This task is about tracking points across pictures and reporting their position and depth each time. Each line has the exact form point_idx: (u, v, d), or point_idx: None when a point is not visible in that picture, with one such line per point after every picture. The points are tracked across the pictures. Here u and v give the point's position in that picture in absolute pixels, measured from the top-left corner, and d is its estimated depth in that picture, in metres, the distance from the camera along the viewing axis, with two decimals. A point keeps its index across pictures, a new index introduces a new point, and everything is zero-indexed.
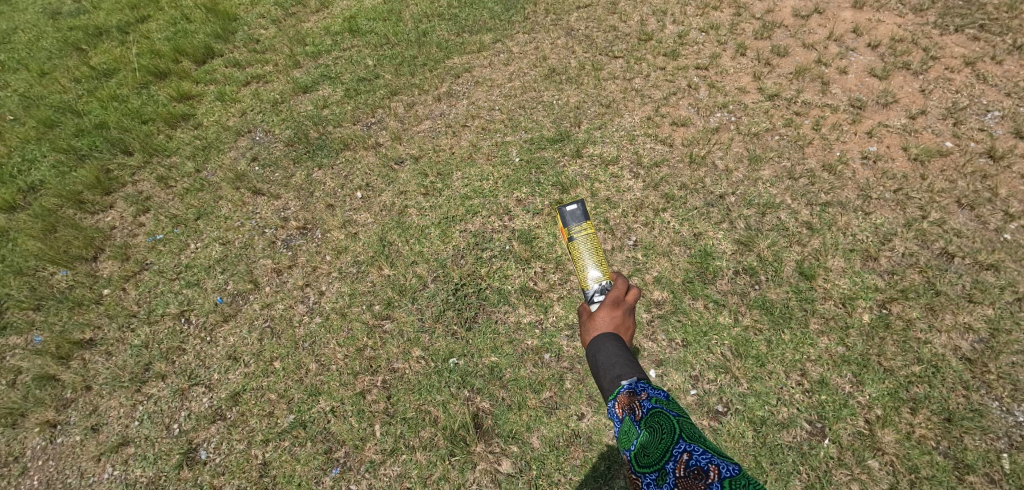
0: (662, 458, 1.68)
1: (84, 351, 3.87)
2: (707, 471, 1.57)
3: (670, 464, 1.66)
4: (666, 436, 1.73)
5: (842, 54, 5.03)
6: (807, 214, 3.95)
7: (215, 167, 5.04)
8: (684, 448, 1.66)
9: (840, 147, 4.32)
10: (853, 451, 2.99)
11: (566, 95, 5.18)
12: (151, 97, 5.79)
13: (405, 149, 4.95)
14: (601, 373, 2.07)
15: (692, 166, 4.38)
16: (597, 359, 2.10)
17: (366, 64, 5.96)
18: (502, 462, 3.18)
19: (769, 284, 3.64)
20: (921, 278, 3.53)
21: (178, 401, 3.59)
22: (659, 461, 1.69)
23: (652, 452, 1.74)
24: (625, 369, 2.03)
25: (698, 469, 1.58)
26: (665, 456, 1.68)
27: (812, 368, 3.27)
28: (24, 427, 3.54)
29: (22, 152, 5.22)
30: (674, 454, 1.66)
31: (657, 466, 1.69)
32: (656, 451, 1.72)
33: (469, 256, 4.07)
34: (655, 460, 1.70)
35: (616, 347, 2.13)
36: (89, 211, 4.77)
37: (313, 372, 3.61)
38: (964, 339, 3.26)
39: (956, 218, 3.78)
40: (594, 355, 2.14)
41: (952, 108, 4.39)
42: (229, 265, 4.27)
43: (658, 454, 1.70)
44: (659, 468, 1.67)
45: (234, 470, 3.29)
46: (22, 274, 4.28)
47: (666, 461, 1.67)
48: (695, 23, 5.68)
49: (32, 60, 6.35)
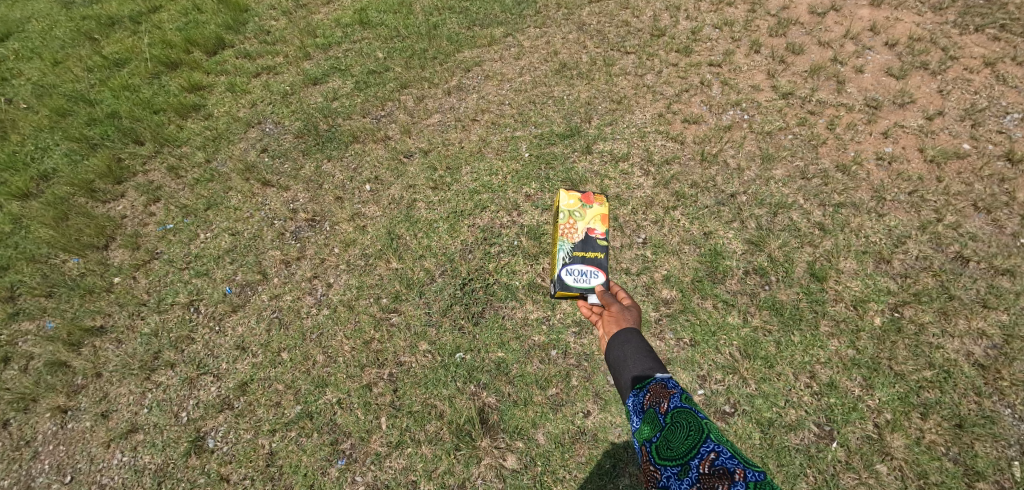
0: (687, 454, 1.71)
1: (95, 338, 3.91)
2: (733, 472, 1.58)
3: (694, 461, 1.68)
4: (693, 434, 1.75)
5: (858, 52, 4.95)
6: (819, 215, 3.90)
7: (225, 157, 5.06)
8: (712, 447, 1.68)
9: (855, 147, 4.26)
10: (861, 454, 2.97)
11: (577, 91, 5.15)
12: (163, 87, 5.81)
13: (414, 143, 4.94)
14: (629, 362, 2.16)
15: (703, 164, 4.34)
16: (625, 350, 2.21)
17: (376, 56, 5.95)
18: (507, 457, 3.18)
19: (779, 284, 3.61)
20: (934, 282, 3.49)
21: (187, 390, 3.62)
22: (683, 457, 1.71)
23: (676, 447, 1.77)
24: (652, 361, 2.14)
25: (724, 469, 1.59)
26: (691, 453, 1.70)
27: (822, 370, 3.24)
28: (35, 412, 3.58)
29: (35, 140, 5.25)
30: (702, 451, 1.68)
31: (680, 461, 1.72)
32: (681, 447, 1.74)
33: (477, 251, 4.06)
34: (678, 455, 1.73)
35: (642, 343, 2.24)
36: (101, 199, 4.80)
37: (320, 364, 3.62)
38: (977, 345, 3.22)
39: (971, 222, 3.72)
40: (622, 344, 2.25)
41: (971, 109, 4.32)
42: (239, 256, 4.29)
43: (683, 450, 1.73)
44: (682, 463, 1.70)
45: (241, 458, 3.31)
46: (35, 261, 4.32)
47: (691, 457, 1.69)
48: (709, 19, 5.61)
49: (45, 49, 6.38)
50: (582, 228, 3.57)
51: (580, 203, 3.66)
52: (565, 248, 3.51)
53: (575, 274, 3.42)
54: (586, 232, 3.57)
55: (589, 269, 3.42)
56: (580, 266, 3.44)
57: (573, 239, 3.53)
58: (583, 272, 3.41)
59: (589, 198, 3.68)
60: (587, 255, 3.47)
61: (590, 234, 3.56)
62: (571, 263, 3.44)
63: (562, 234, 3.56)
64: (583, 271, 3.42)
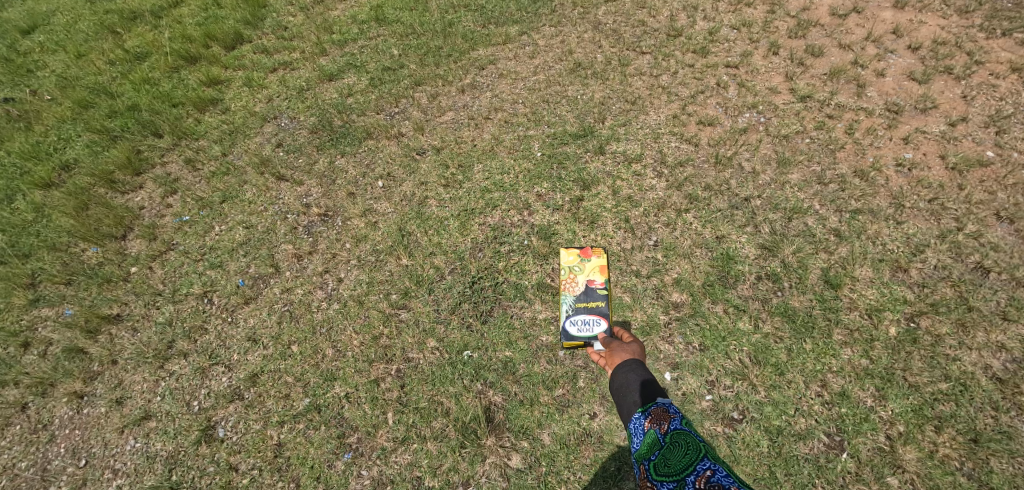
0: (683, 470, 1.74)
1: (111, 325, 3.99)
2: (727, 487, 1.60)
3: (690, 476, 1.71)
4: (690, 452, 1.80)
5: (880, 55, 4.85)
6: (835, 221, 3.84)
7: (241, 151, 5.13)
8: (708, 465, 1.71)
9: (874, 153, 4.18)
10: (872, 466, 2.92)
11: (591, 91, 5.12)
12: (182, 81, 5.90)
13: (427, 140, 4.96)
14: (635, 391, 2.28)
15: (717, 167, 4.29)
16: (632, 380, 2.33)
17: (392, 53, 5.98)
18: (512, 456, 3.18)
19: (792, 291, 3.56)
20: (953, 292, 3.41)
21: (199, 379, 3.68)
22: (679, 473, 1.75)
23: (673, 464, 1.81)
24: (658, 393, 2.24)
25: (718, 484, 1.61)
26: (686, 469, 1.74)
27: (834, 379, 3.19)
28: (53, 396, 3.67)
29: (58, 131, 5.37)
30: (697, 468, 1.71)
31: (676, 477, 1.75)
32: (678, 464, 1.79)
33: (487, 250, 4.07)
34: (675, 471, 1.77)
35: (649, 377, 2.35)
36: (120, 190, 4.89)
37: (330, 358, 3.66)
38: (996, 358, 3.15)
39: (993, 232, 3.63)
40: (630, 375, 2.37)
41: (996, 116, 4.21)
42: (252, 249, 4.34)
43: (679, 466, 1.77)
44: (678, 478, 1.74)
45: (250, 449, 3.35)
46: (55, 249, 4.42)
47: (687, 473, 1.72)
48: (727, 20, 5.54)
49: (69, 42, 6.51)
50: (582, 280, 3.71)
51: (579, 257, 3.82)
52: (568, 301, 3.63)
53: (579, 323, 3.50)
54: (587, 283, 3.70)
55: (592, 318, 3.51)
56: (584, 316, 3.53)
57: (574, 292, 3.67)
58: (587, 322, 3.50)
59: (587, 252, 3.84)
60: (589, 305, 3.58)
61: (591, 285, 3.69)
62: (574, 314, 3.55)
63: (564, 288, 3.70)
64: (587, 320, 3.51)
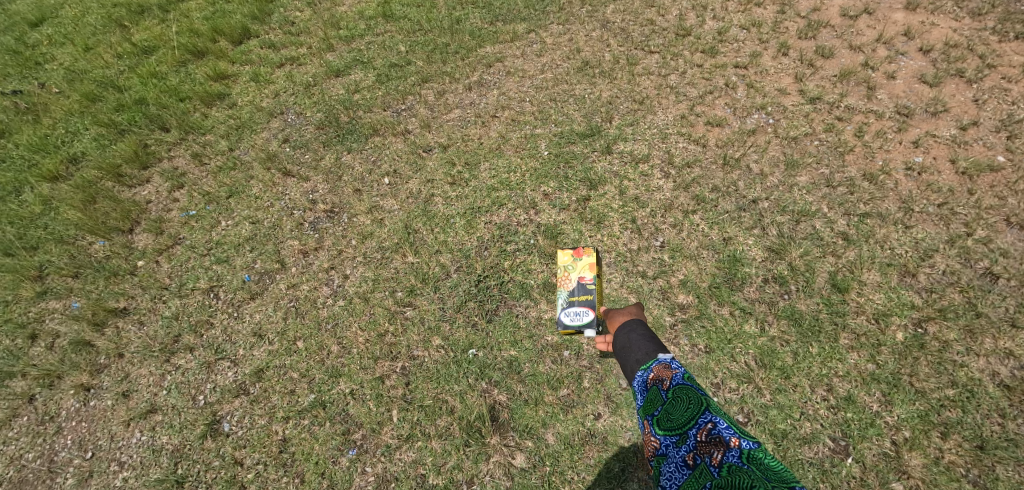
0: (687, 424, 1.91)
1: (118, 319, 4.01)
2: (729, 441, 1.78)
3: (692, 431, 1.89)
4: (691, 406, 1.96)
5: (891, 58, 4.82)
6: (843, 224, 3.82)
7: (248, 146, 5.13)
8: (709, 419, 1.88)
9: (884, 156, 4.16)
10: (877, 471, 2.91)
11: (598, 90, 5.10)
12: (189, 75, 5.91)
13: (434, 137, 4.95)
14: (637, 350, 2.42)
15: (725, 168, 4.27)
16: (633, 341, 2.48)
17: (399, 49, 5.97)
18: (516, 456, 3.18)
19: (799, 294, 3.55)
20: (961, 298, 3.39)
21: (205, 374, 3.69)
22: (682, 427, 1.92)
23: (676, 418, 1.98)
24: (658, 350, 2.39)
25: (720, 438, 1.79)
26: (690, 424, 1.91)
27: (840, 384, 3.18)
28: (60, 389, 3.69)
29: (66, 124, 5.38)
30: (700, 423, 1.88)
31: (680, 431, 1.92)
32: (681, 418, 1.95)
33: (493, 249, 4.07)
34: (678, 425, 1.94)
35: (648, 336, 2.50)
36: (127, 184, 4.90)
37: (335, 354, 3.67)
38: (1003, 365, 3.13)
39: (1003, 238, 3.61)
40: (630, 336, 2.52)
41: (1007, 120, 4.18)
42: (258, 244, 4.35)
43: (682, 421, 1.94)
44: (682, 433, 1.91)
45: (255, 444, 3.37)
46: (63, 242, 4.44)
47: (690, 428, 1.89)
48: (736, 19, 5.51)
49: (77, 35, 6.52)
50: (575, 275, 3.65)
51: (572, 255, 3.77)
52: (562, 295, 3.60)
53: (571, 313, 3.48)
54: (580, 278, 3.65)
55: (584, 308, 3.48)
56: (576, 307, 3.51)
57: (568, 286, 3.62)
58: (579, 311, 3.48)
59: (580, 250, 3.79)
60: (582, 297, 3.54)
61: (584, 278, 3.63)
62: (567, 306, 3.52)
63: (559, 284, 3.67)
64: (579, 310, 3.48)
